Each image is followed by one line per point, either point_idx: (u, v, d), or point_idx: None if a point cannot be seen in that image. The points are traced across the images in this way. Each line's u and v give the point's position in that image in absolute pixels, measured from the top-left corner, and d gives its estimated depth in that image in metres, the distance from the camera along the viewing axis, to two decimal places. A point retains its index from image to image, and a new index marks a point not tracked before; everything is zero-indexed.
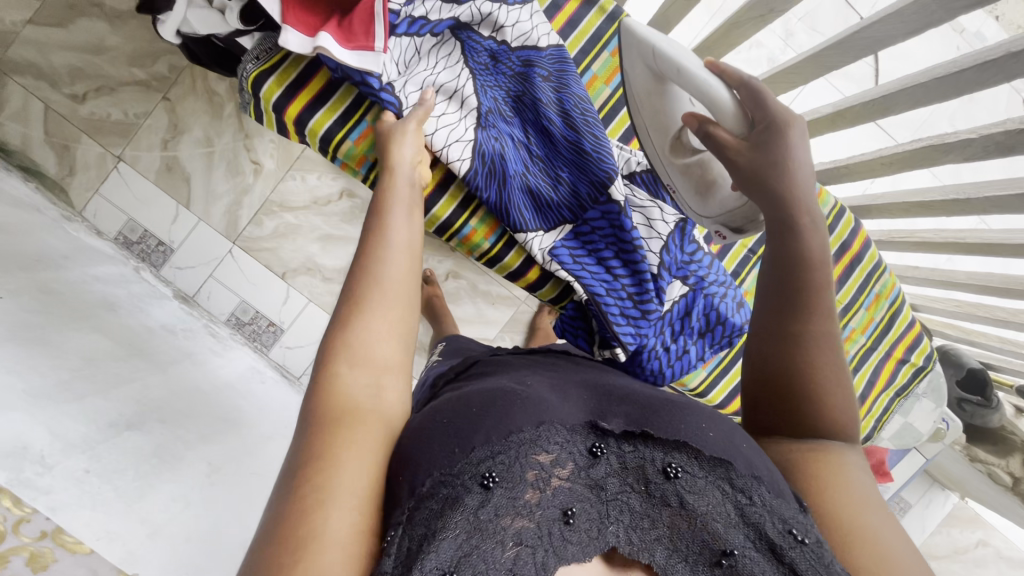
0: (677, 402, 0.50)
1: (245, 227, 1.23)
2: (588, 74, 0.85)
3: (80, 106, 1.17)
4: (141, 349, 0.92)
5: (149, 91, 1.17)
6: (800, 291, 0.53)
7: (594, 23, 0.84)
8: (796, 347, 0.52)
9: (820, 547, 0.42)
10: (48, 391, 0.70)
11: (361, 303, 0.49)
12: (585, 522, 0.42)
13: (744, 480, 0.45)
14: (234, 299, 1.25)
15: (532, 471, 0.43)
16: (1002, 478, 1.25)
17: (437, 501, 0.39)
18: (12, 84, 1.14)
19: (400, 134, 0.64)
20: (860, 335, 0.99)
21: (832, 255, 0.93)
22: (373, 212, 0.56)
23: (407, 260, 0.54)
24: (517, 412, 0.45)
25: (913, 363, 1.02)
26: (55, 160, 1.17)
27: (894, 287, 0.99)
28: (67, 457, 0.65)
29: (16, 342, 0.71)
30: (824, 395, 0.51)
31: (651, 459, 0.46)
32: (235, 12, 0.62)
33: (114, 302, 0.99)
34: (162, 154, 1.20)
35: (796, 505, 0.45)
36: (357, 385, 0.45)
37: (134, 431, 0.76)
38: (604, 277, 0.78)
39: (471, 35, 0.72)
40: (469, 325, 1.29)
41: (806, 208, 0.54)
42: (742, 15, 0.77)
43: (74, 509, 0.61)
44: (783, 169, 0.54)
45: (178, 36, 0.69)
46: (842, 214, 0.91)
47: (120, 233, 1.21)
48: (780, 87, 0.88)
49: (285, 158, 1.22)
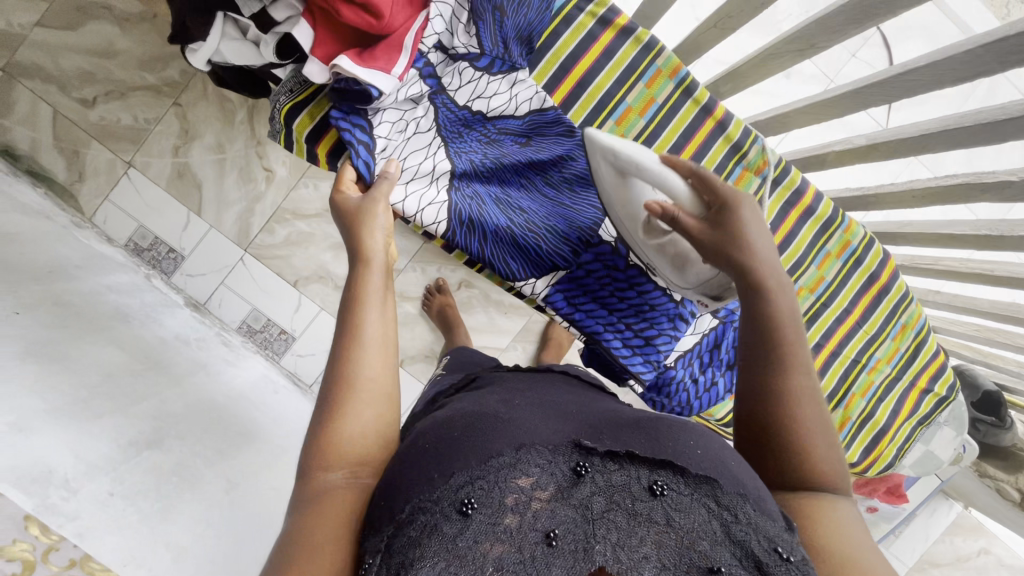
0: (664, 419, 0.50)
1: (257, 235, 1.23)
2: (622, 106, 0.85)
3: (89, 111, 1.15)
4: (157, 361, 0.91)
5: (160, 96, 1.16)
6: (781, 352, 0.53)
7: (629, 53, 0.82)
8: (784, 411, 0.51)
9: (806, 565, 0.41)
10: (69, 410, 0.69)
11: (336, 408, 0.47)
12: (570, 543, 0.39)
13: (730, 497, 0.43)
14: (245, 307, 1.24)
15: (512, 495, 0.41)
16: (1010, 494, 1.29)
17: (415, 528, 0.39)
18: (20, 87, 1.12)
19: (368, 216, 0.59)
20: (885, 365, 1.02)
21: (859, 285, 0.97)
22: (349, 298, 0.53)
23: (384, 357, 0.51)
24: (497, 437, 0.45)
25: (936, 394, 1.05)
26: (64, 166, 1.16)
27: (920, 317, 1.01)
28: (91, 480, 0.65)
29: (36, 362, 0.70)
30: (812, 453, 0.50)
31: (636, 477, 0.44)
32: (271, 47, 0.63)
33: (127, 312, 0.97)
34: (173, 160, 1.18)
35: (782, 524, 0.44)
36: (337, 484, 0.45)
37: (154, 450, 0.75)
38: (605, 317, 0.82)
39: (445, 100, 0.71)
40: (480, 334, 1.29)
41: (773, 273, 0.56)
42: (779, 48, 0.77)
43: (99, 535, 0.62)
44: (739, 243, 0.56)
45: (210, 66, 0.68)
46: (872, 245, 0.95)
47: (130, 240, 1.20)
48: (811, 117, 0.87)
49: (298, 166, 1.21)
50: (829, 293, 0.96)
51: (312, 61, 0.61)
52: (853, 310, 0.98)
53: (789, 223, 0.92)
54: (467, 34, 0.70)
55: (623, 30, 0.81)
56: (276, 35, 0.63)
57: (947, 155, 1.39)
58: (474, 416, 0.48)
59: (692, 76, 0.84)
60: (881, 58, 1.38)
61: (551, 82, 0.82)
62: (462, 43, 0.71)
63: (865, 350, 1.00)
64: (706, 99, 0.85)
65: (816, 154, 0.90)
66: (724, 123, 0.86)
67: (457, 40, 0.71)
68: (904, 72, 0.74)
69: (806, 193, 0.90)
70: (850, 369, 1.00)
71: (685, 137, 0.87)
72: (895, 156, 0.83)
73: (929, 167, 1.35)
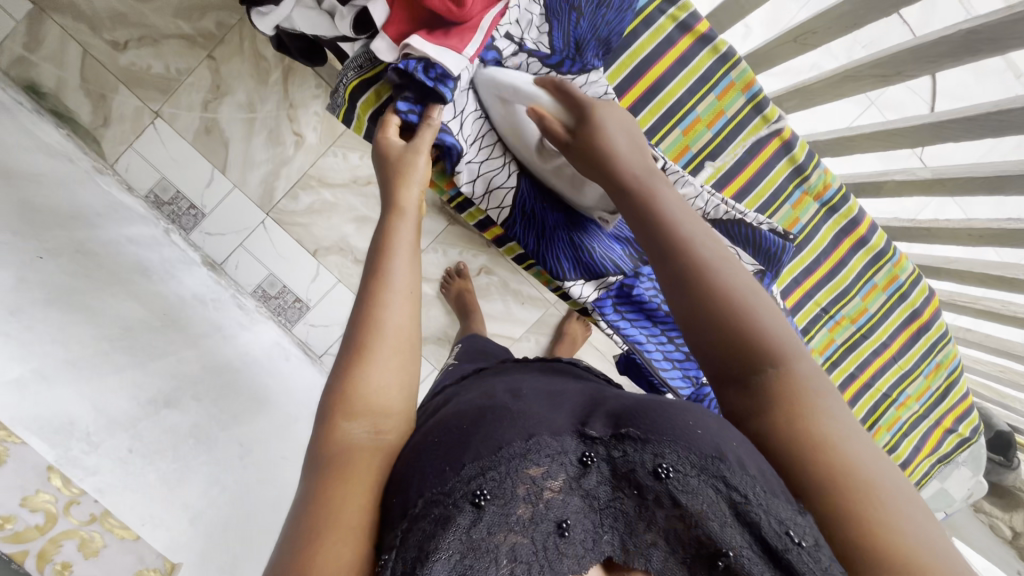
0: (664, 402, 0.44)
1: (281, 199, 1.21)
2: (691, 116, 0.84)
3: (120, 55, 1.12)
4: (176, 320, 0.90)
5: (194, 47, 1.13)
6: (672, 226, 0.51)
7: (705, 62, 0.81)
8: (694, 277, 0.48)
9: (820, 550, 0.37)
10: (91, 362, 0.68)
11: (364, 352, 0.46)
12: (580, 533, 0.40)
13: (740, 478, 0.39)
14: (262, 272, 1.23)
15: (523, 485, 0.40)
16: (1002, 531, 1.35)
17: (429, 522, 0.37)
18: (49, 22, 1.08)
19: (408, 164, 0.58)
20: (914, 402, 1.04)
21: (901, 319, 0.99)
22: (379, 246, 0.52)
23: (411, 307, 0.50)
24: (507, 426, 0.43)
25: (959, 434, 1.08)
26: (89, 109, 1.12)
27: (955, 357, 1.03)
28: (112, 435, 0.65)
29: (56, 310, 0.68)
30: (749, 323, 0.46)
31: (640, 462, 0.41)
32: (348, 21, 0.63)
33: (146, 266, 0.95)
34: (202, 115, 1.16)
35: (792, 504, 0.39)
36: (357, 434, 0.43)
37: (171, 410, 0.74)
38: (646, 326, 0.82)
39: None
40: (496, 322, 1.28)
41: (645, 162, 0.57)
42: (861, 71, 0.78)
43: (119, 491, 0.62)
44: (608, 142, 0.56)
45: (274, 31, 0.69)
46: (919, 281, 0.96)
47: (151, 192, 1.17)
48: (880, 145, 0.86)
49: (329, 132, 1.19)
50: (870, 325, 0.98)
51: (383, 38, 0.61)
52: (891, 344, 1.00)
53: (841, 251, 0.93)
54: (539, 30, 0.69)
55: (702, 38, 0.80)
56: (354, 9, 0.62)
57: (978, 201, 1.40)
58: (484, 407, 0.47)
59: (764, 93, 0.83)
60: (926, 89, 1.37)
61: (623, 83, 0.80)
62: (533, 38, 0.69)
63: (897, 385, 1.03)
64: (775, 118, 0.84)
65: (873, 181, 0.91)
66: (790, 144, 0.86)
67: (528, 36, 0.69)
68: (995, 111, 0.73)
69: (862, 223, 0.91)
70: (880, 402, 1.02)
71: (750, 152, 0.86)
72: (961, 192, 0.83)
73: (959, 206, 1.35)
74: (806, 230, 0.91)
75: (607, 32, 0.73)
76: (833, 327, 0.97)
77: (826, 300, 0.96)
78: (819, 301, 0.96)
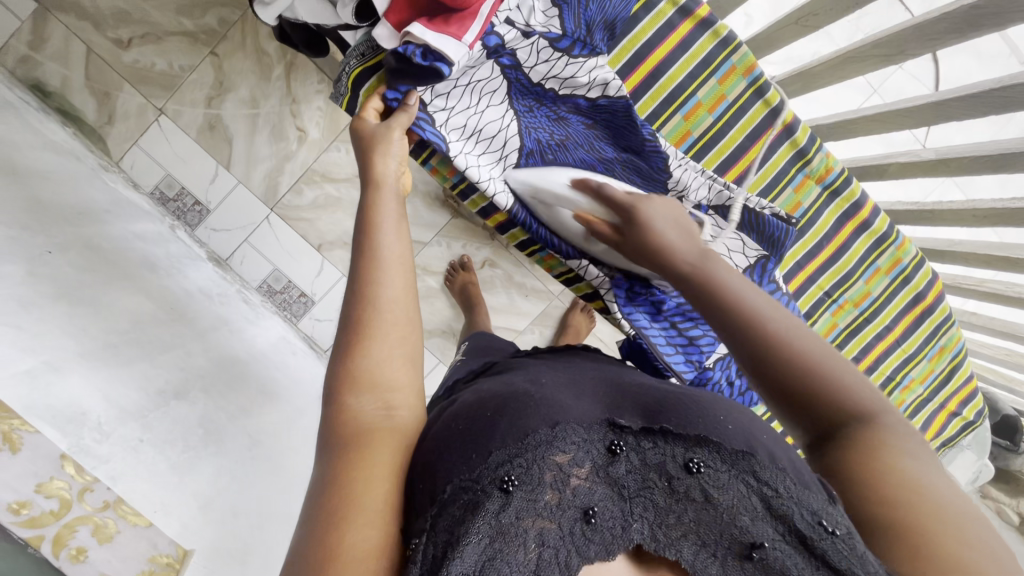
0: (697, 396, 0.47)
1: (285, 194, 1.22)
2: (692, 100, 0.84)
3: (123, 53, 1.12)
4: (182, 314, 0.90)
5: (197, 43, 1.13)
6: (735, 295, 0.50)
7: (706, 47, 0.81)
8: (765, 343, 0.47)
9: (853, 538, 0.37)
10: (99, 354, 0.68)
11: (368, 328, 0.46)
12: (607, 520, 0.39)
13: (770, 471, 0.40)
14: (267, 267, 1.24)
15: (550, 472, 0.40)
16: (1010, 517, 1.35)
17: (458, 507, 0.38)
18: (54, 21, 1.09)
19: (384, 142, 0.58)
20: (919, 386, 1.05)
21: (905, 303, 0.99)
22: (363, 225, 0.52)
23: (405, 279, 0.50)
24: (532, 413, 0.43)
25: (963, 417, 1.08)
26: (95, 107, 1.13)
27: (959, 340, 1.04)
28: (122, 425, 0.65)
29: (64, 302, 0.68)
30: (826, 384, 0.45)
31: (671, 455, 0.42)
32: (349, 8, 0.63)
33: (153, 261, 0.95)
34: (205, 111, 1.16)
35: (823, 495, 0.40)
36: (366, 410, 0.43)
37: (180, 400, 0.75)
38: (649, 310, 0.82)
39: (518, 77, 0.71)
40: (500, 314, 1.29)
41: (700, 243, 0.58)
42: (864, 52, 0.78)
43: (131, 479, 0.63)
44: (648, 223, 0.60)
45: (278, 20, 0.71)
46: (922, 265, 0.96)
47: (156, 188, 1.18)
48: (884, 127, 0.86)
49: (331, 128, 1.20)
50: (873, 308, 0.98)
51: (383, 24, 0.61)
52: (894, 327, 1.00)
53: (844, 235, 0.93)
54: (546, 14, 0.69)
55: (702, 22, 0.80)
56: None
57: (982, 183, 1.40)
58: (506, 396, 0.46)
59: (765, 77, 0.83)
60: (928, 74, 1.36)
61: (625, 69, 0.80)
62: (540, 22, 0.69)
63: (900, 368, 1.03)
64: (776, 102, 0.85)
65: (878, 164, 0.91)
66: (792, 128, 0.86)
67: (533, 19, 0.69)
68: (998, 87, 0.73)
69: (864, 207, 0.91)
70: (885, 385, 1.03)
71: (752, 137, 0.86)
72: (966, 172, 0.83)
73: (963, 190, 1.35)
74: (808, 214, 0.91)
75: (611, 16, 0.74)
76: (836, 311, 0.97)
77: (829, 284, 0.96)
78: (822, 285, 0.96)
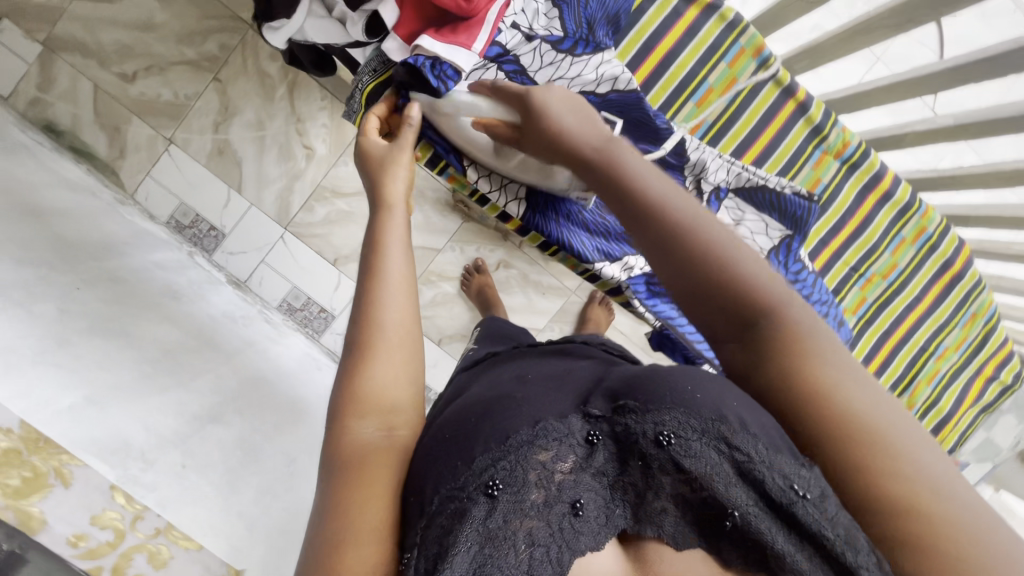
0: (660, 369, 0.42)
1: (297, 213, 1.23)
2: (704, 86, 0.84)
3: (129, 86, 1.14)
4: (210, 338, 0.91)
5: (200, 71, 1.14)
6: (644, 188, 0.46)
7: (713, 31, 0.81)
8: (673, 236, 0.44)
9: (825, 500, 0.35)
10: (137, 384, 0.70)
11: (367, 351, 0.45)
12: (594, 510, 0.39)
13: (741, 437, 0.36)
14: (286, 285, 1.25)
15: (534, 471, 0.39)
16: None
17: (446, 518, 0.38)
18: (60, 62, 1.11)
19: (393, 165, 0.58)
20: (953, 353, 1.03)
21: (932, 272, 0.98)
22: (370, 241, 0.51)
23: (406, 297, 0.49)
24: (513, 415, 0.42)
25: (1001, 382, 1.08)
26: (106, 142, 1.15)
27: (990, 306, 1.02)
28: (163, 453, 0.67)
29: (98, 336, 0.70)
30: (739, 277, 0.42)
31: (642, 431, 0.39)
32: (359, 26, 0.66)
33: (176, 289, 0.97)
34: (213, 137, 1.18)
35: (794, 456, 0.37)
36: (368, 434, 0.43)
37: (216, 424, 0.76)
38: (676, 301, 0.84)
39: (525, 80, 0.69)
40: (519, 314, 1.29)
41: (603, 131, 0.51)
42: (876, 22, 0.77)
43: (180, 505, 0.64)
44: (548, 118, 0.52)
45: (288, 44, 0.73)
46: (949, 232, 0.95)
47: (172, 217, 1.20)
48: (897, 97, 0.86)
49: (338, 141, 1.21)
50: (901, 280, 0.97)
51: (393, 38, 0.63)
52: (924, 297, 0.99)
53: (866, 208, 0.92)
54: (547, 17, 0.70)
55: (708, 8, 0.80)
56: (363, 13, 0.65)
57: None
58: (489, 400, 0.46)
59: (775, 57, 0.82)
60: None
61: (634, 61, 0.80)
62: (542, 25, 0.70)
63: (934, 337, 1.02)
64: (788, 81, 0.84)
65: (895, 135, 0.92)
66: (805, 105, 0.85)
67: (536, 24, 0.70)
68: None
69: (885, 178, 0.90)
70: (918, 356, 1.02)
71: (766, 118, 0.86)
72: None
73: None
74: (829, 189, 0.91)
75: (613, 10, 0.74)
76: (864, 285, 0.96)
77: (855, 259, 0.95)
78: (848, 260, 0.95)
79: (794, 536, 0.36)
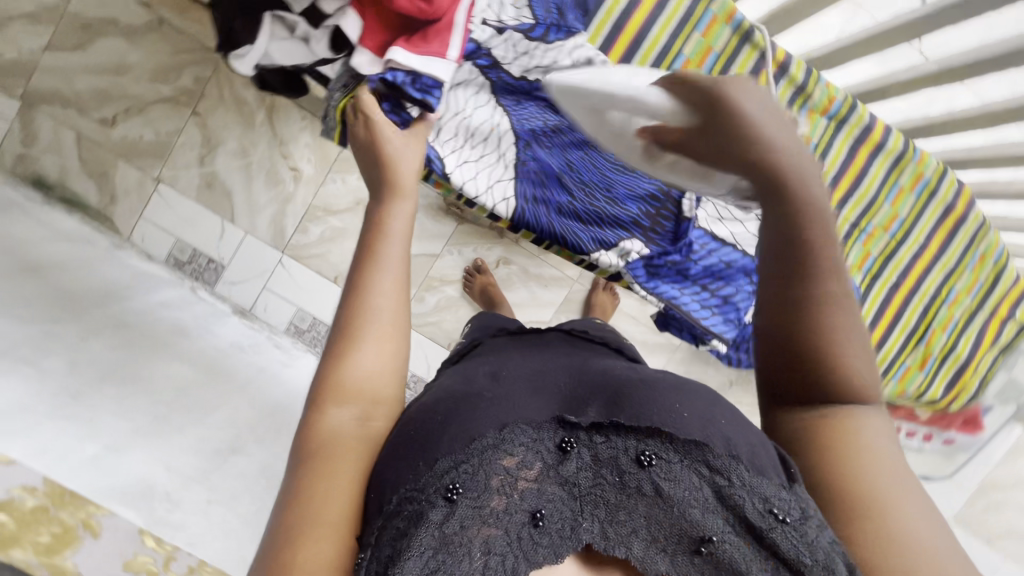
0: (657, 381, 0.43)
1: (292, 235, 1.23)
2: (680, 59, 0.83)
3: (111, 130, 1.15)
4: (217, 371, 0.87)
5: (178, 106, 1.14)
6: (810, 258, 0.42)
7: (682, 3, 0.79)
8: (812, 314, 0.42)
9: (806, 524, 0.34)
10: (154, 427, 0.70)
11: (351, 336, 0.45)
12: (557, 522, 0.37)
13: (724, 460, 0.37)
14: (291, 308, 1.26)
15: (497, 476, 0.38)
16: None
17: (402, 520, 0.36)
18: (41, 116, 1.12)
19: (391, 160, 0.57)
20: (965, 297, 1.01)
21: (933, 219, 0.96)
22: (363, 253, 0.49)
23: (398, 292, 0.48)
24: (481, 415, 0.41)
25: (1017, 320, 1.06)
26: (96, 190, 1.16)
27: (998, 245, 0.99)
28: (188, 490, 0.68)
29: (108, 385, 0.70)
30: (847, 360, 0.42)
31: (623, 449, 0.39)
32: (324, 43, 0.66)
33: (183, 327, 0.94)
34: (200, 171, 1.18)
35: (779, 479, 0.37)
36: (343, 420, 0.42)
37: (238, 455, 0.77)
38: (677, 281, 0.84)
39: (499, 74, 0.72)
40: (525, 309, 1.29)
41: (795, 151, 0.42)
42: None
43: (207, 540, 0.67)
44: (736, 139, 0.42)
45: (256, 69, 0.71)
46: (947, 175, 0.92)
47: (170, 255, 1.21)
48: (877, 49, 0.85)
49: (323, 158, 1.20)
50: (903, 230, 0.96)
51: (361, 52, 0.63)
52: (929, 245, 0.98)
53: (859, 161, 0.91)
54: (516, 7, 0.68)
55: None
56: (327, 30, 0.65)
57: None
58: (458, 396, 0.44)
59: (750, 20, 0.80)
60: None
61: (606, 43, 0.79)
62: (511, 15, 0.68)
63: (944, 283, 1.00)
64: (766, 44, 0.81)
65: (877, 88, 0.91)
66: (785, 66, 0.83)
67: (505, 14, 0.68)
68: None
69: (875, 129, 0.88)
70: (929, 305, 1.00)
71: None
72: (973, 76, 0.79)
73: None
74: (821, 146, 0.90)
75: None
76: (867, 239, 0.96)
77: (854, 215, 0.95)
78: (847, 217, 0.95)
79: (768, 562, 0.35)
